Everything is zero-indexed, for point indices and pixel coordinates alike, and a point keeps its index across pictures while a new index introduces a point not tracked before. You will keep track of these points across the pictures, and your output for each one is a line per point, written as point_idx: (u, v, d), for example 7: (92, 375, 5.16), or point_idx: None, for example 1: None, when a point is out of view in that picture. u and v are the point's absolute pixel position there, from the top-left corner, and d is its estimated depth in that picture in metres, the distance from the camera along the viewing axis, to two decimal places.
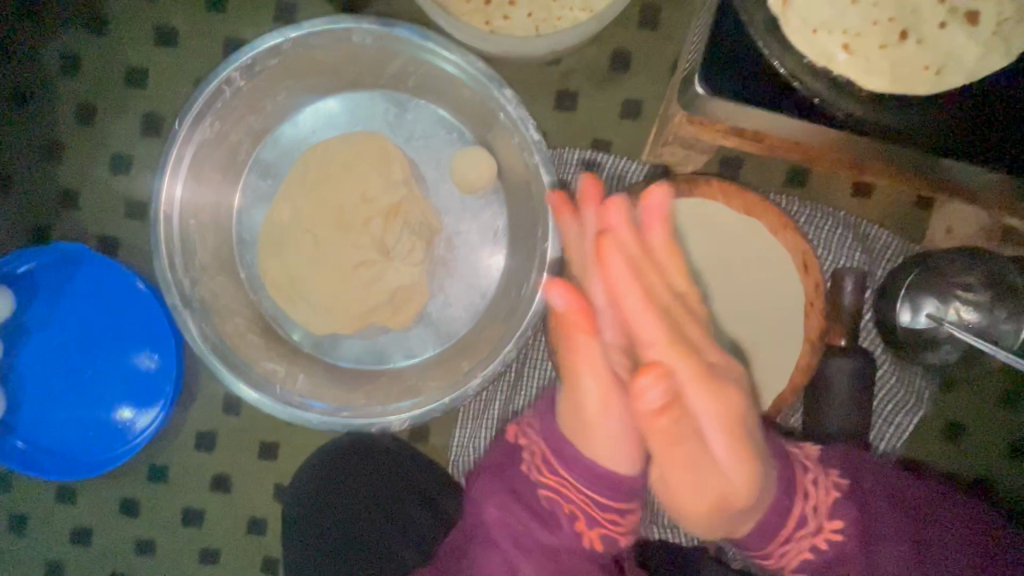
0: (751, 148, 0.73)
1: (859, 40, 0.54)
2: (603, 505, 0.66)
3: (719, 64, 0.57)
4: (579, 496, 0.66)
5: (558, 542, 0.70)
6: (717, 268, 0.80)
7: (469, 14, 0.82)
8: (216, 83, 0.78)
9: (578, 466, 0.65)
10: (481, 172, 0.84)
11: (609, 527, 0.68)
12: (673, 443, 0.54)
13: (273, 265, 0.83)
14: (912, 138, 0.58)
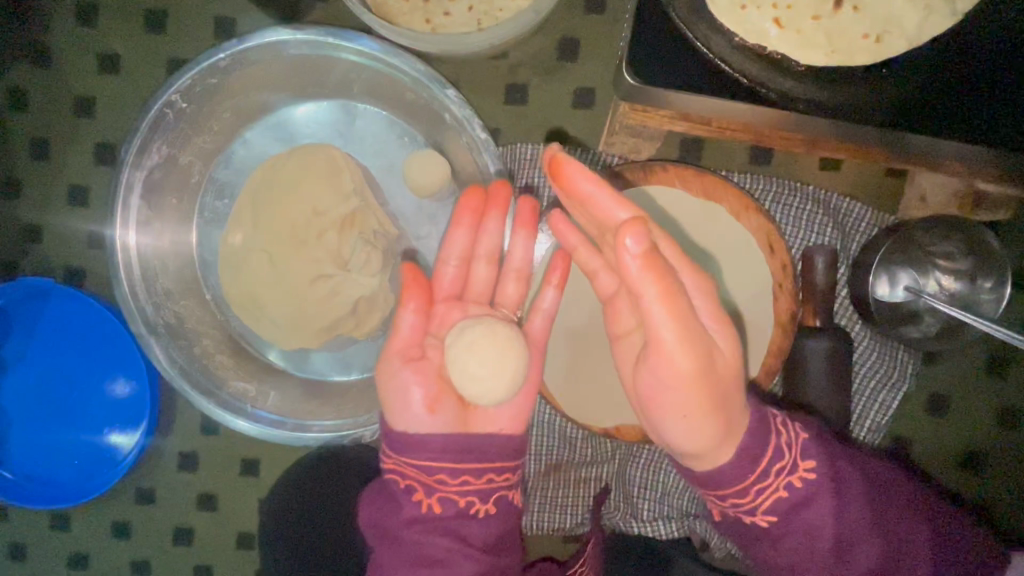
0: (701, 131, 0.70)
1: (790, 13, 0.52)
2: (434, 469, 0.63)
3: (649, 54, 0.54)
4: (411, 468, 0.63)
5: (409, 523, 0.63)
6: (680, 260, 0.78)
7: (408, 14, 0.81)
8: (158, 106, 0.78)
9: (407, 441, 0.63)
10: (433, 175, 0.81)
11: (454, 492, 0.63)
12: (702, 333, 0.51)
13: (232, 286, 0.83)
14: (864, 108, 0.55)
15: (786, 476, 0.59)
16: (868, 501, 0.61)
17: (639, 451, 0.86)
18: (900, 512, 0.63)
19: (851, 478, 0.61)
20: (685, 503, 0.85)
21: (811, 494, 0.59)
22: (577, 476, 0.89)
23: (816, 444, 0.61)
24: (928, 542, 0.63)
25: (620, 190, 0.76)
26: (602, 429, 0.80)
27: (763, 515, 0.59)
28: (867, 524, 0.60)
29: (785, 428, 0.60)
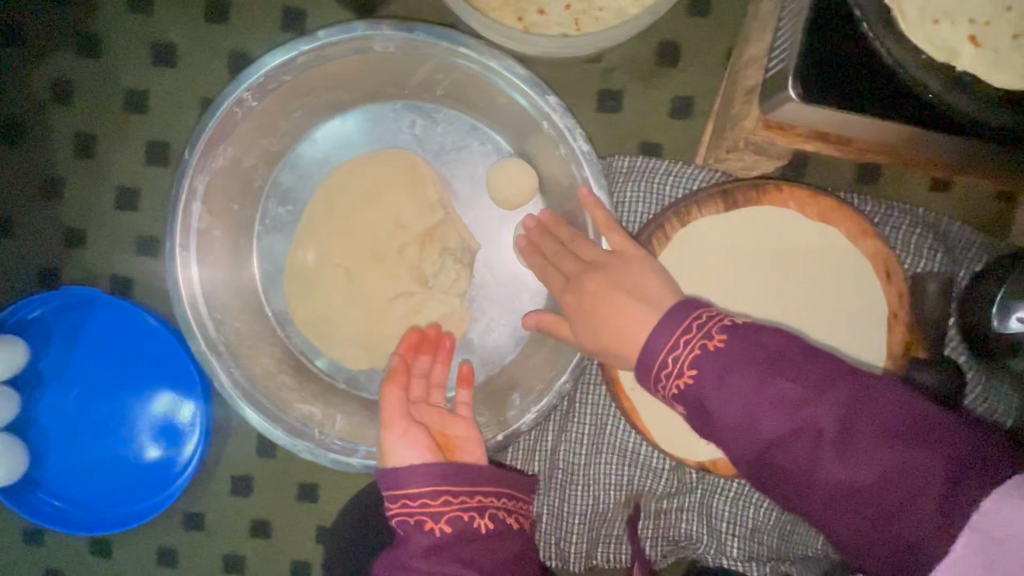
0: (834, 151, 0.64)
1: (988, 30, 0.47)
2: (422, 499, 0.57)
3: (815, 65, 0.50)
4: (414, 504, 0.57)
5: (398, 565, 0.57)
6: (793, 292, 0.73)
7: (500, 12, 0.74)
8: (227, 105, 0.70)
9: (395, 479, 0.58)
10: (522, 188, 0.76)
11: (447, 514, 0.57)
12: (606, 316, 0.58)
13: (301, 302, 0.76)
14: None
15: (695, 347, 0.50)
16: (813, 367, 0.47)
17: (729, 484, 0.82)
18: (881, 436, 0.44)
19: (754, 368, 0.48)
20: (776, 542, 0.81)
21: (696, 391, 0.49)
22: (659, 509, 0.84)
23: (711, 348, 0.49)
24: (883, 436, 0.44)
25: (730, 210, 0.71)
26: (699, 464, 0.75)
27: (682, 381, 0.50)
28: (768, 408, 0.47)
29: (700, 323, 0.50)
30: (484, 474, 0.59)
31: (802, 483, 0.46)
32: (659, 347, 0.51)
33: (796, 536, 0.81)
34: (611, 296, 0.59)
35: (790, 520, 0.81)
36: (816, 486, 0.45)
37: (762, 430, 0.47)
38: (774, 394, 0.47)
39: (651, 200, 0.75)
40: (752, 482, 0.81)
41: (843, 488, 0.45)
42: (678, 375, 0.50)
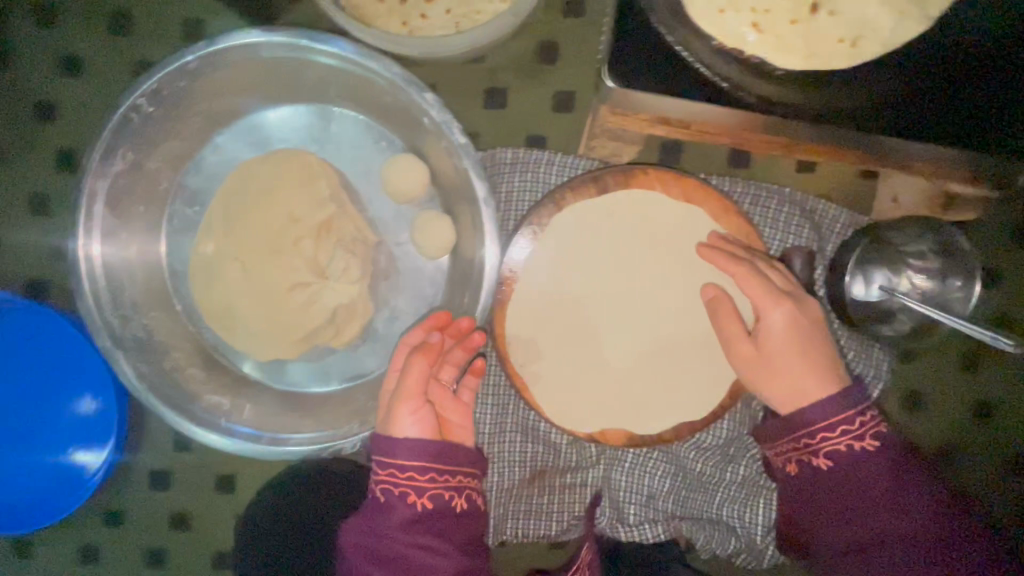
0: (681, 134, 0.73)
1: (769, 15, 0.51)
2: (411, 474, 0.65)
3: (625, 58, 0.55)
4: (406, 477, 0.65)
5: (375, 530, 0.65)
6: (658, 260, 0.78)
7: (384, 16, 0.79)
8: (122, 110, 0.74)
9: (391, 451, 0.65)
10: (414, 181, 0.80)
11: (427, 488, 0.65)
12: (777, 368, 0.69)
13: (205, 296, 0.80)
14: (878, 113, 0.55)
15: (852, 437, 0.63)
16: (893, 469, 0.62)
17: (624, 456, 0.87)
18: (897, 527, 0.60)
19: (911, 476, 0.62)
20: (671, 507, 0.87)
21: (860, 463, 0.62)
22: (564, 482, 0.88)
23: (884, 432, 0.63)
24: (908, 529, 0.59)
25: (602, 193, 0.77)
26: (588, 436, 0.79)
27: (823, 458, 0.64)
28: (924, 518, 0.60)
29: (863, 416, 0.63)
30: (469, 462, 0.68)
31: (937, 564, 0.58)
32: (816, 413, 0.64)
33: (691, 502, 0.88)
34: (792, 336, 0.70)
35: (684, 486, 0.87)
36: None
37: (877, 525, 0.60)
38: (930, 502, 0.61)
39: (531, 189, 0.82)
40: (645, 452, 0.87)
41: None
42: (818, 447, 0.64)
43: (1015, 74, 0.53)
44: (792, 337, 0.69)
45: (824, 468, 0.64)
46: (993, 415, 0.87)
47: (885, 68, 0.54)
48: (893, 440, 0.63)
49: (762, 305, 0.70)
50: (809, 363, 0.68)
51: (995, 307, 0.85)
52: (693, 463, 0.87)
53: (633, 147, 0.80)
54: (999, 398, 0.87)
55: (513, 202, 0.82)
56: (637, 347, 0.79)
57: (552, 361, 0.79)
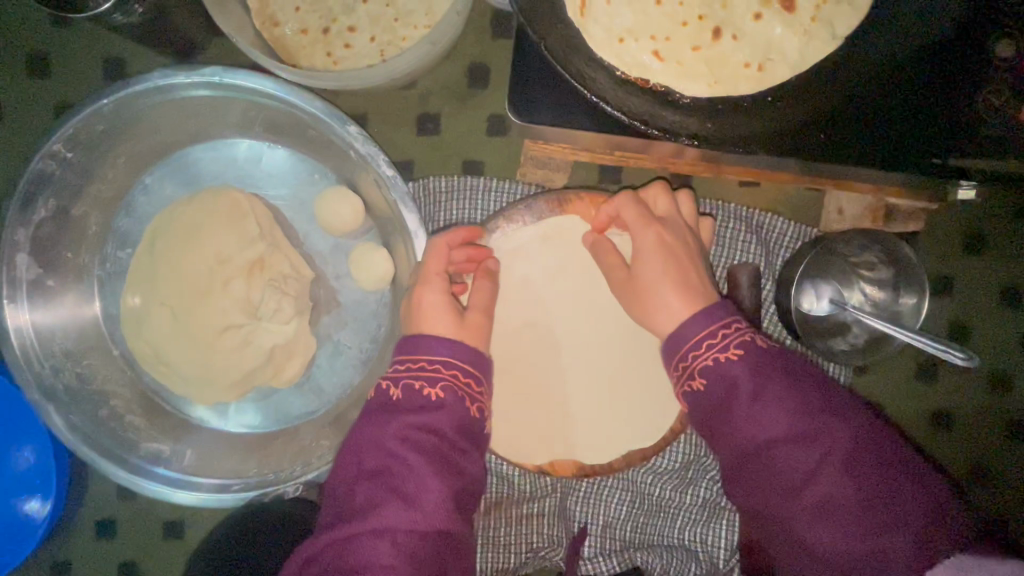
0: (604, 158, 0.79)
1: (669, 44, 0.53)
2: (440, 366, 0.60)
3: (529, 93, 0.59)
4: (444, 373, 0.60)
5: (399, 424, 0.58)
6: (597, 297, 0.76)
7: (308, 48, 0.78)
8: (39, 158, 0.73)
9: (422, 346, 0.62)
10: (346, 214, 0.78)
11: (453, 383, 0.60)
12: (658, 283, 0.64)
13: (136, 341, 0.78)
14: (791, 133, 0.54)
15: (733, 336, 0.57)
16: (799, 395, 0.55)
17: (578, 485, 0.84)
18: (829, 461, 0.53)
19: (779, 379, 0.56)
20: (628, 536, 0.85)
21: (728, 377, 0.56)
22: (519, 513, 0.85)
23: (754, 342, 0.57)
24: (840, 466, 0.53)
25: (535, 220, 0.74)
26: (536, 468, 0.77)
27: (726, 354, 0.57)
28: (785, 411, 0.55)
29: (727, 328, 0.58)
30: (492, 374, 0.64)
31: (798, 490, 0.53)
32: (691, 331, 0.59)
33: (649, 529, 0.85)
34: (661, 256, 0.65)
35: (641, 513, 0.85)
36: (809, 496, 0.53)
37: (777, 426, 0.54)
38: (799, 402, 0.55)
39: (466, 217, 0.79)
40: (599, 480, 0.84)
41: (826, 501, 0.52)
42: (693, 368, 0.58)
43: (923, 95, 0.54)
44: (662, 254, 0.65)
45: (704, 390, 0.57)
46: (953, 425, 0.85)
47: (796, 91, 0.53)
48: (789, 358, 0.58)
49: (635, 231, 0.67)
50: (681, 278, 0.64)
51: (944, 314, 0.83)
52: (650, 488, 0.84)
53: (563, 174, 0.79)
54: (958, 406, 0.84)
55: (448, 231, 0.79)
56: (575, 377, 0.76)
57: (501, 393, 0.76)
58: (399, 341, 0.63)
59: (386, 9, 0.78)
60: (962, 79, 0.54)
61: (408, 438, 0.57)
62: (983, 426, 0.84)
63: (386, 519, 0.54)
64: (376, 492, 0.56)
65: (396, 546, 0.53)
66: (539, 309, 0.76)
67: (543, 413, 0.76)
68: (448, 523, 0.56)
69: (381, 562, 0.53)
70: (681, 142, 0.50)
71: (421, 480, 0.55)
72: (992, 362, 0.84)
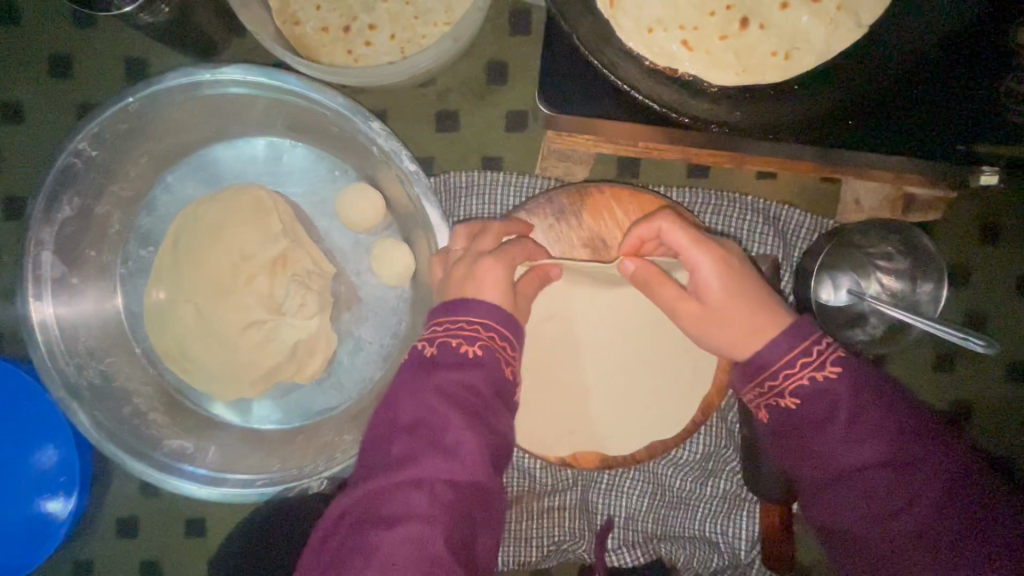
0: (627, 151, 0.77)
1: (698, 34, 0.56)
2: (480, 327, 0.58)
3: (556, 85, 0.59)
4: (483, 334, 0.58)
5: (438, 380, 0.55)
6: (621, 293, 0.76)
7: (330, 46, 0.78)
8: (64, 156, 0.73)
9: (462, 308, 0.60)
10: (368, 210, 0.79)
11: (491, 344, 0.58)
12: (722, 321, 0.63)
13: (160, 339, 0.79)
14: (824, 123, 0.54)
15: (827, 357, 0.57)
16: (889, 418, 0.56)
17: (600, 477, 0.85)
18: (911, 485, 0.54)
19: (874, 401, 0.56)
20: (649, 528, 0.85)
21: (822, 396, 0.56)
22: (541, 508, 0.85)
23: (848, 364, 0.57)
24: (925, 491, 0.54)
25: (558, 213, 0.75)
26: (560, 460, 0.77)
27: (822, 373, 0.56)
28: (874, 435, 0.55)
29: (821, 347, 0.57)
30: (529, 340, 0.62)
31: (886, 514, 0.55)
32: (773, 357, 0.59)
33: (671, 521, 0.85)
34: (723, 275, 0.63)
35: (662, 505, 0.85)
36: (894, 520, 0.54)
37: (866, 449, 0.55)
38: (890, 425, 0.55)
39: (486, 212, 0.80)
40: (620, 472, 0.84)
41: (908, 529, 0.54)
42: (783, 387, 0.58)
43: (952, 83, 0.54)
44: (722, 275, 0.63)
45: (793, 409, 0.58)
46: (971, 415, 0.85)
47: (822, 83, 0.55)
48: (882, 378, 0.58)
49: (690, 253, 0.64)
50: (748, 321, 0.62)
51: (960, 304, 0.84)
52: (672, 480, 0.85)
53: (584, 167, 0.79)
54: (976, 396, 0.85)
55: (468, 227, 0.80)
56: (597, 370, 0.77)
57: (529, 384, 0.77)
58: (439, 305, 0.61)
59: (405, 7, 0.78)
60: (988, 66, 0.54)
61: (445, 394, 0.55)
62: (999, 415, 0.85)
63: (424, 471, 0.51)
64: (412, 445, 0.53)
65: (434, 497, 0.50)
66: (568, 305, 0.76)
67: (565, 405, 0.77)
68: (484, 477, 0.53)
69: (415, 512, 0.50)
70: (713, 129, 0.51)
71: (460, 434, 0.52)
72: (1010, 352, 0.84)
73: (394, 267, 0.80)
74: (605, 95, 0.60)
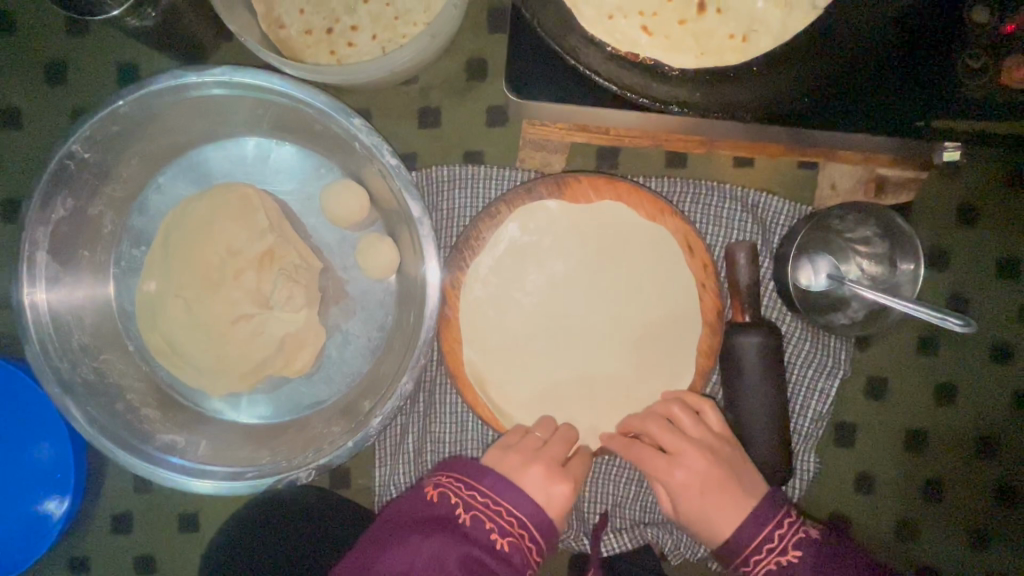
0: (601, 140, 0.79)
1: (657, 20, 0.57)
2: (472, 495, 0.69)
3: (525, 76, 0.63)
4: (483, 509, 0.68)
5: (462, 550, 0.64)
6: (599, 289, 0.78)
7: (313, 47, 0.80)
8: (58, 159, 0.76)
9: (469, 467, 0.72)
10: (353, 205, 0.80)
11: (516, 540, 0.67)
12: (706, 501, 0.73)
13: (152, 335, 0.80)
14: (778, 99, 0.57)
15: (779, 557, 0.69)
16: None
17: (587, 465, 0.85)
18: None
19: (836, 571, 0.68)
20: (635, 514, 0.86)
21: None
22: None
23: (808, 539, 0.69)
24: None
25: (535, 202, 0.77)
26: None
27: None
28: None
29: (789, 518, 0.71)
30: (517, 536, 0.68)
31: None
32: (751, 535, 0.71)
33: (658, 508, 0.85)
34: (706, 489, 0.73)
35: (649, 492, 0.85)
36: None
37: None
38: None
39: (468, 205, 0.82)
40: (607, 460, 0.85)
41: None
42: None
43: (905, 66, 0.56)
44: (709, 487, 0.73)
45: None
46: (955, 396, 0.86)
47: (772, 64, 0.57)
48: None
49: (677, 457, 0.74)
50: (730, 502, 0.72)
51: (940, 287, 0.85)
52: None
53: (562, 158, 0.81)
54: (960, 379, 0.86)
55: (450, 220, 0.82)
56: (577, 357, 0.78)
57: (511, 371, 0.78)
58: (477, 467, 0.72)
59: (386, 8, 0.80)
60: (934, 44, 0.56)
61: (469, 560, 0.64)
62: (983, 397, 0.86)
63: None
64: None
65: None
66: (537, 308, 0.78)
67: (546, 390, 0.78)
68: None
69: None
70: (669, 110, 0.53)
71: None
72: (991, 333, 0.85)
73: (375, 260, 0.81)
74: (572, 84, 0.63)
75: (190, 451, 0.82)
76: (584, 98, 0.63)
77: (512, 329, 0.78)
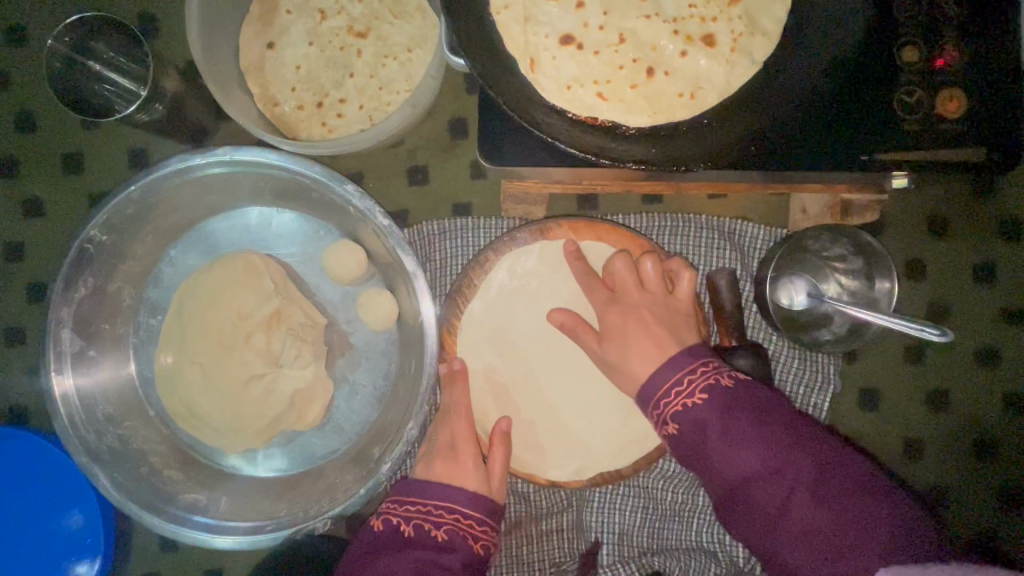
0: (574, 189, 0.84)
1: (611, 86, 0.63)
2: (403, 509, 0.74)
3: (499, 144, 0.69)
4: (420, 517, 0.73)
5: (413, 558, 0.69)
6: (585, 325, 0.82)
7: (306, 121, 0.87)
8: (78, 244, 0.81)
9: (400, 489, 0.77)
10: (351, 264, 0.85)
11: (457, 528, 0.73)
12: (628, 336, 0.73)
13: (172, 400, 0.85)
14: (721, 149, 0.63)
15: (685, 400, 0.65)
16: (810, 455, 0.61)
17: (592, 496, 0.88)
18: (810, 494, 0.59)
19: (745, 415, 0.63)
20: (643, 542, 0.88)
21: (782, 436, 0.62)
22: (540, 531, 0.88)
23: (720, 384, 0.65)
24: (814, 493, 0.59)
25: (520, 248, 0.82)
26: (547, 480, 0.81)
27: (754, 447, 0.61)
28: (757, 445, 0.61)
29: (703, 368, 0.67)
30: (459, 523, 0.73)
31: (772, 518, 0.60)
32: (663, 380, 0.68)
33: (665, 533, 0.88)
34: (637, 335, 0.73)
35: (655, 518, 0.88)
36: (784, 523, 0.59)
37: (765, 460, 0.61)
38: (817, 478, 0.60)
39: (459, 254, 0.87)
40: (611, 490, 0.87)
41: (804, 526, 0.58)
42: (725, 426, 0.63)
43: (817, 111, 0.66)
44: (637, 326, 0.74)
45: (736, 419, 0.63)
46: (948, 403, 0.88)
47: (715, 118, 0.64)
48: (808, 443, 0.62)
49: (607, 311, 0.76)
50: (639, 326, 0.74)
51: (919, 298, 0.88)
52: (661, 493, 0.88)
53: (543, 206, 0.86)
54: (950, 384, 0.88)
55: (443, 269, 0.88)
56: (572, 392, 0.81)
57: (511, 410, 0.82)
58: (404, 484, 0.77)
59: (370, 79, 0.87)
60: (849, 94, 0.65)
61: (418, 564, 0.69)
62: (975, 401, 0.87)
63: None
64: None
65: None
66: (530, 347, 0.82)
67: (545, 424, 0.81)
68: None
69: None
70: (629, 166, 0.59)
71: None
72: (974, 338, 0.87)
73: (375, 312, 0.86)
74: (541, 148, 0.70)
75: (211, 509, 0.85)
76: (553, 159, 0.70)
77: (509, 369, 0.82)
